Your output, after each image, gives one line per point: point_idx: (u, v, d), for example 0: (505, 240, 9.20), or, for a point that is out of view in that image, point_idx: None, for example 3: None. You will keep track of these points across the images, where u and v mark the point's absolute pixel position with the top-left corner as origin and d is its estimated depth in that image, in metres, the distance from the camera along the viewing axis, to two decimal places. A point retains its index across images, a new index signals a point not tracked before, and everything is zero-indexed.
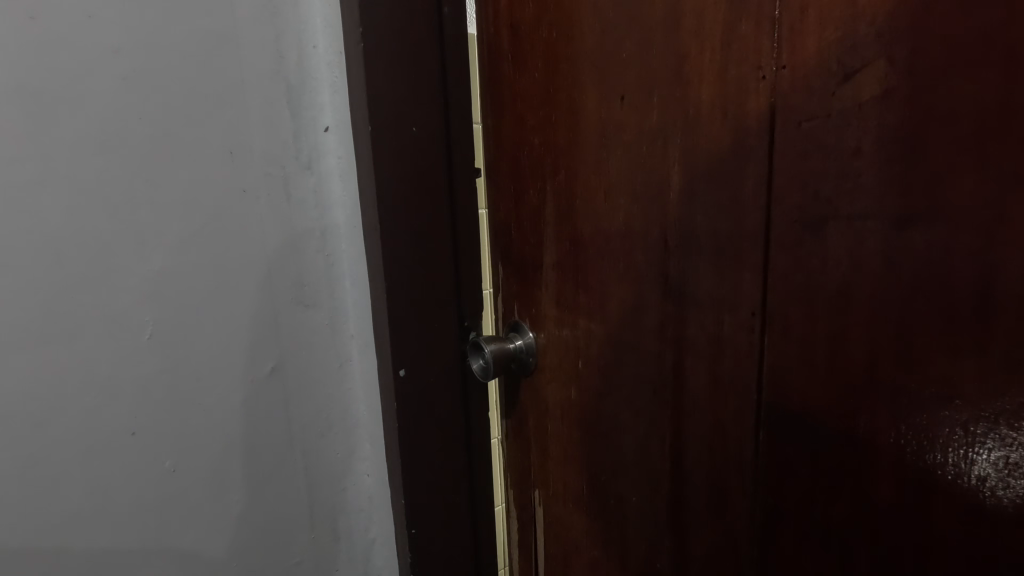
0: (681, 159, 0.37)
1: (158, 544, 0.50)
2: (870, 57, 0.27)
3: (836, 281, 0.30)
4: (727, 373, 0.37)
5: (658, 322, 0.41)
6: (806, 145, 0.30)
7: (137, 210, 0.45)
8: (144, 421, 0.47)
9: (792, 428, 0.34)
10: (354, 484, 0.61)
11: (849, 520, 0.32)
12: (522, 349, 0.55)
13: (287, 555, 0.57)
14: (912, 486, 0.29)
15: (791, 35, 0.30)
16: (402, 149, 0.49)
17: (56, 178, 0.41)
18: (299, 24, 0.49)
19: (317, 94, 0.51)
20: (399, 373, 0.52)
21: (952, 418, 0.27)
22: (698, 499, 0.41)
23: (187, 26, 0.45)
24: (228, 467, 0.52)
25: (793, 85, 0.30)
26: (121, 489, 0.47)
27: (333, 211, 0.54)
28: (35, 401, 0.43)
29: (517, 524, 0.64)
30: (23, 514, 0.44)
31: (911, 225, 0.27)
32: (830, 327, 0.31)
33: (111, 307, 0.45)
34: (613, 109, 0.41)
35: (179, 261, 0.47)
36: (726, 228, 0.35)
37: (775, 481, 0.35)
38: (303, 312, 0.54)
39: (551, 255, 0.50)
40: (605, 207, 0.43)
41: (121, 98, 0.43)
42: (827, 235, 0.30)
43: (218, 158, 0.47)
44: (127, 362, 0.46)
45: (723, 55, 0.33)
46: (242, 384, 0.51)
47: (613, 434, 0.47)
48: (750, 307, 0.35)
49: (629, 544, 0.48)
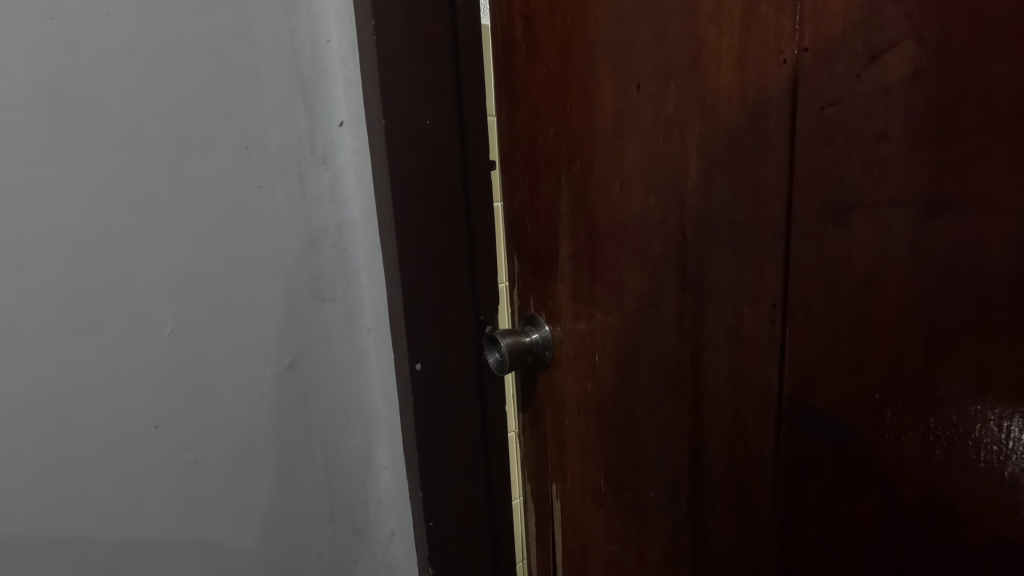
0: (699, 148, 0.36)
1: (181, 535, 0.51)
2: (898, 37, 0.26)
3: (861, 271, 0.29)
4: (748, 366, 0.36)
5: (676, 314, 0.40)
6: (830, 132, 0.29)
7: (156, 208, 0.45)
8: (166, 415, 0.48)
9: (815, 422, 0.33)
10: (372, 477, 0.61)
11: (874, 517, 0.31)
12: (537, 342, 0.55)
13: (307, 547, 0.58)
14: (942, 483, 0.28)
15: (814, 17, 0.29)
16: (416, 142, 0.49)
17: (77, 177, 0.42)
18: (313, 19, 0.49)
19: (331, 89, 0.51)
20: (415, 367, 0.52)
21: (985, 413, 0.26)
22: (717, 495, 0.40)
23: (203, 23, 0.45)
24: (249, 460, 0.53)
25: (816, 69, 0.29)
26: (144, 481, 0.48)
27: (349, 205, 0.54)
28: (60, 395, 0.44)
29: (534, 518, 0.64)
30: (51, 506, 0.45)
31: (941, 211, 0.26)
32: (855, 319, 0.30)
33: (132, 303, 0.45)
34: (629, 98, 0.40)
35: (198, 257, 0.47)
36: (746, 218, 0.34)
37: (797, 477, 0.34)
38: (319, 306, 0.54)
39: (566, 247, 0.49)
40: (620, 198, 0.43)
41: (139, 96, 0.43)
42: (852, 224, 0.29)
43: (235, 155, 0.48)
44: (149, 357, 0.47)
45: (743, 40, 0.32)
46: (261, 378, 0.52)
47: (631, 427, 0.47)
48: (771, 298, 0.34)
49: (647, 539, 0.48)
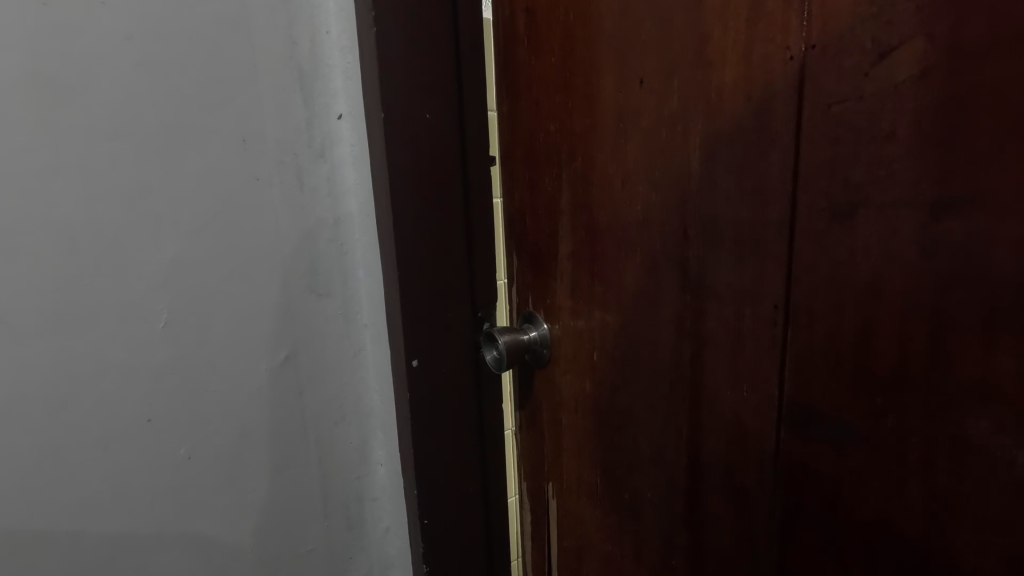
0: (702, 145, 0.35)
1: (174, 529, 0.50)
2: (907, 34, 0.26)
3: (865, 272, 0.29)
4: (748, 367, 0.36)
5: (676, 313, 0.40)
6: (836, 130, 0.29)
7: (151, 198, 0.45)
8: (159, 409, 0.48)
9: (816, 425, 0.32)
10: (367, 473, 0.61)
11: (874, 523, 0.30)
12: (536, 340, 0.54)
13: (300, 543, 0.57)
14: (943, 489, 0.27)
15: (822, 12, 0.28)
16: (415, 136, 0.48)
17: (70, 166, 0.42)
18: (311, 9, 0.49)
19: (330, 81, 0.51)
20: (412, 364, 0.52)
21: (989, 419, 0.25)
22: (715, 497, 0.39)
23: (200, 11, 0.44)
24: (243, 454, 0.52)
25: (823, 66, 0.29)
26: (137, 475, 0.48)
27: (346, 199, 0.53)
28: (51, 386, 0.43)
29: (530, 517, 0.64)
30: (40, 499, 0.44)
31: (948, 213, 0.25)
32: (858, 322, 0.29)
33: (125, 295, 0.45)
34: (632, 93, 0.40)
35: (193, 249, 0.47)
36: (749, 217, 0.34)
37: (796, 480, 0.34)
38: (316, 301, 0.53)
39: (566, 244, 0.49)
40: (622, 195, 0.42)
41: (134, 84, 0.43)
42: (857, 224, 0.29)
43: (231, 146, 0.47)
44: (141, 350, 0.46)
45: (749, 35, 0.32)
46: (256, 372, 0.52)
47: (629, 427, 0.46)
48: (773, 299, 0.33)
49: (644, 540, 0.47)
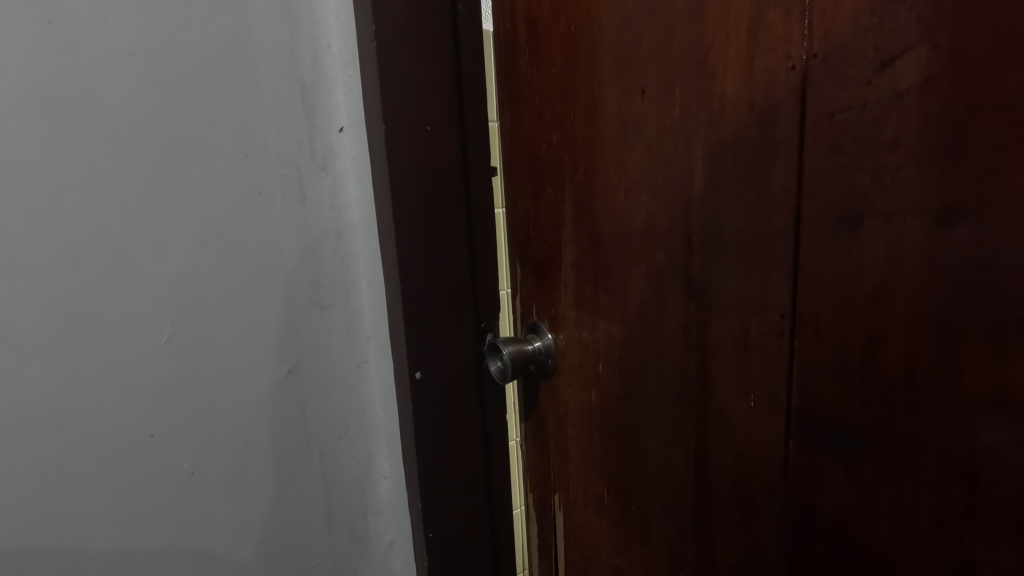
0: (705, 154, 0.35)
1: (178, 545, 0.50)
2: (911, 42, 0.26)
3: (873, 281, 0.28)
4: (754, 376, 0.35)
5: (681, 323, 0.40)
6: (841, 140, 0.29)
7: (153, 213, 0.45)
8: (162, 424, 0.47)
9: (827, 435, 0.32)
10: (371, 486, 0.60)
11: (887, 534, 0.30)
12: (539, 350, 0.54)
13: (304, 558, 0.57)
14: (955, 499, 0.27)
15: (823, 22, 0.28)
16: (417, 148, 0.48)
17: (73, 183, 0.42)
18: (313, 23, 0.49)
19: (331, 94, 0.51)
20: (415, 376, 0.51)
21: (1000, 428, 0.25)
22: (725, 509, 0.39)
23: (201, 28, 0.44)
24: (246, 468, 0.52)
25: (826, 74, 0.29)
26: (141, 490, 0.47)
27: (348, 211, 0.53)
28: (54, 403, 0.43)
29: (537, 529, 0.63)
30: (42, 516, 0.44)
31: (956, 221, 0.25)
32: (866, 331, 0.29)
33: (128, 309, 0.45)
34: (633, 103, 0.40)
35: (195, 263, 0.47)
36: (753, 226, 0.34)
37: (806, 491, 0.34)
38: (319, 313, 0.53)
39: (569, 254, 0.49)
40: (626, 206, 0.42)
41: (138, 100, 0.43)
42: (863, 233, 0.29)
43: (233, 160, 0.47)
44: (143, 365, 0.46)
45: (750, 45, 0.32)
46: (260, 386, 0.51)
47: (636, 438, 0.46)
48: (779, 308, 0.33)
49: (653, 553, 0.47)
